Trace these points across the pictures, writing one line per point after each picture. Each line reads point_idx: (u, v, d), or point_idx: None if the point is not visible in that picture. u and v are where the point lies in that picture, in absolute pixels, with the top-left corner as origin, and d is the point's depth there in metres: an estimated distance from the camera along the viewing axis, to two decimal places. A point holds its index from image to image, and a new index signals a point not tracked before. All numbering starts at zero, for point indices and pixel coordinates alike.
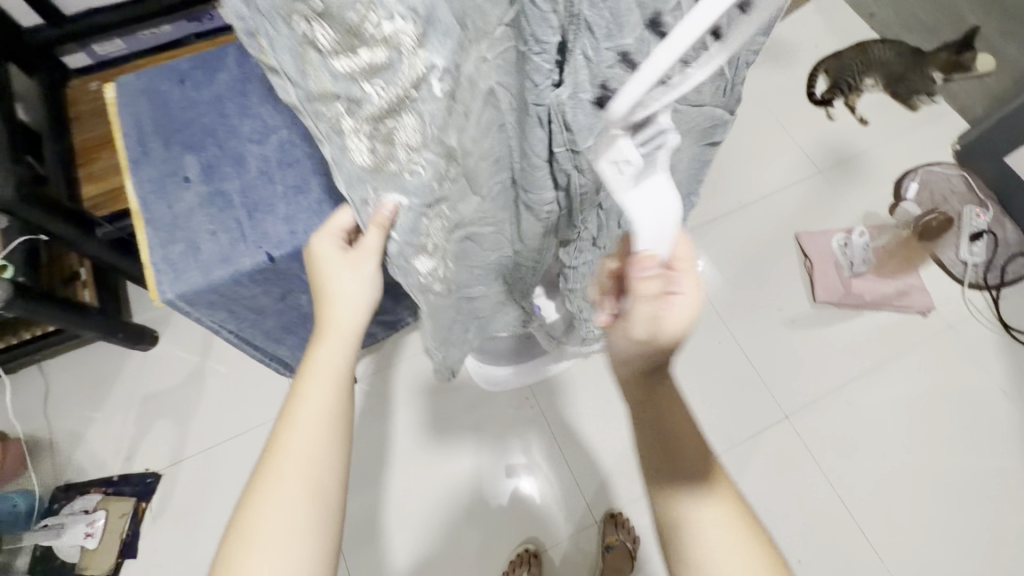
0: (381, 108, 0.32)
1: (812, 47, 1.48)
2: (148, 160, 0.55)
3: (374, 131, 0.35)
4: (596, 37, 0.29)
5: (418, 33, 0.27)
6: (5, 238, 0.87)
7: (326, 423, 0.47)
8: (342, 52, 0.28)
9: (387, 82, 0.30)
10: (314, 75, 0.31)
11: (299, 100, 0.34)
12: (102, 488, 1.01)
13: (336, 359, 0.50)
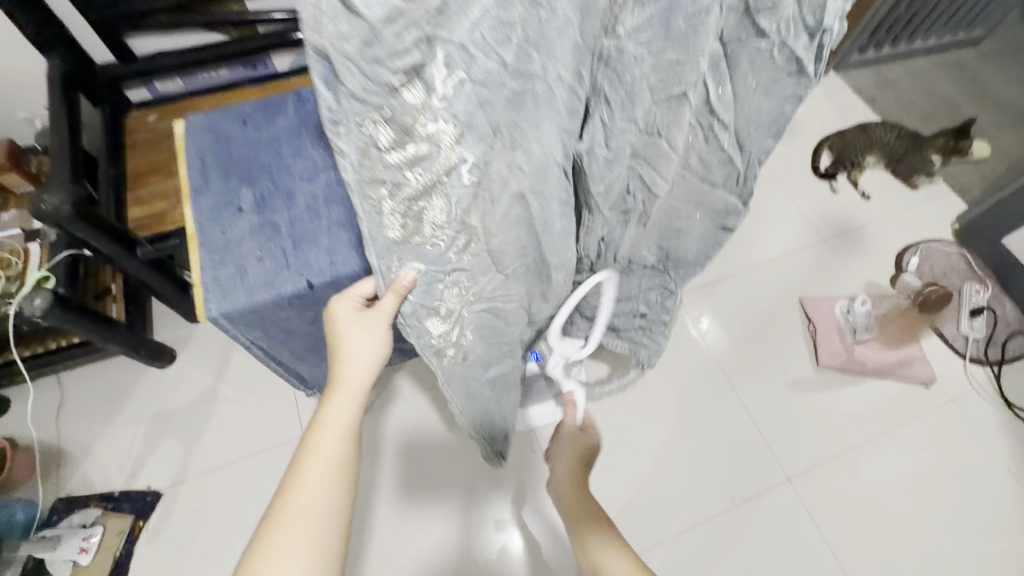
0: (416, 189, 0.40)
1: (817, 125, 1.58)
2: (208, 190, 0.61)
3: (407, 210, 0.41)
4: (612, 109, 0.44)
5: (457, 134, 0.37)
6: (50, 252, 0.92)
7: (334, 476, 0.49)
8: (395, 148, 0.36)
9: (425, 168, 0.38)
10: (370, 166, 0.37)
11: (352, 183, 0.38)
12: (101, 503, 1.01)
13: (346, 413, 0.52)
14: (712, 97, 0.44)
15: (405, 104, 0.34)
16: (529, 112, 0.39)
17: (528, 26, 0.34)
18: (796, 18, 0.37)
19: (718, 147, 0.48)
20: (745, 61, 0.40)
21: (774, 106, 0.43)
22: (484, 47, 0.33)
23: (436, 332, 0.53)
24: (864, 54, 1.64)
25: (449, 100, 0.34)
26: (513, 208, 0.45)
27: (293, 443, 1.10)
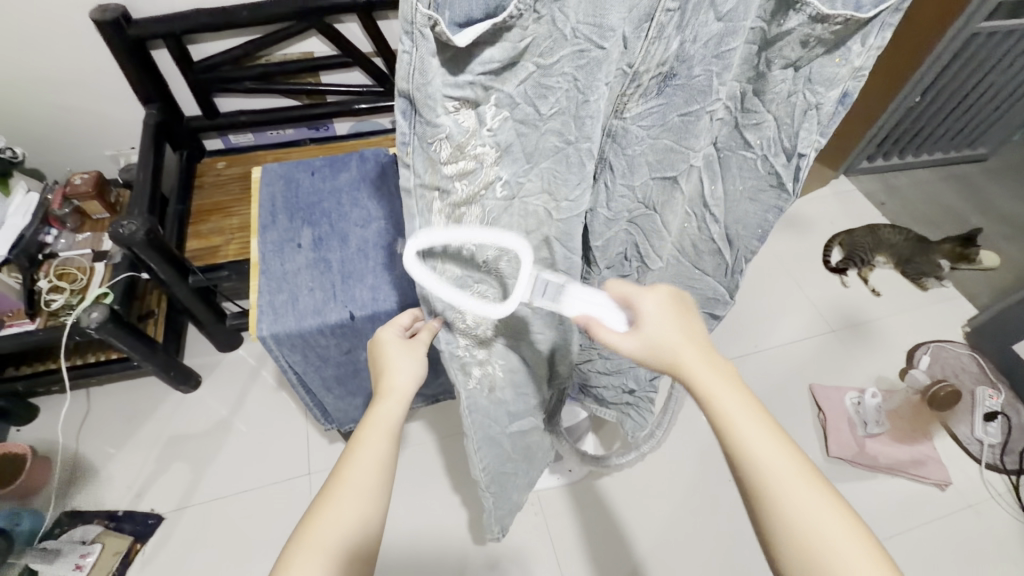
0: (463, 197, 0.39)
1: (828, 223, 1.66)
2: (274, 227, 0.69)
3: (450, 218, 0.40)
4: (615, 176, 0.44)
5: (497, 155, 0.38)
6: (113, 271, 1.01)
7: (372, 481, 0.50)
8: (454, 158, 0.36)
9: (471, 179, 0.38)
10: (429, 172, 0.35)
11: (410, 189, 0.36)
12: (105, 521, 1.02)
13: (389, 421, 0.53)
14: (705, 191, 0.48)
15: (460, 127, 0.34)
16: (564, 172, 0.40)
17: (567, 101, 0.36)
18: (776, 139, 0.41)
19: (710, 238, 0.51)
20: (731, 163, 0.44)
21: (759, 210, 0.47)
22: (525, 99, 0.35)
23: (464, 347, 0.56)
24: (872, 163, 1.76)
25: (496, 131, 0.36)
26: (540, 245, 0.48)
27: (298, 480, 1.10)
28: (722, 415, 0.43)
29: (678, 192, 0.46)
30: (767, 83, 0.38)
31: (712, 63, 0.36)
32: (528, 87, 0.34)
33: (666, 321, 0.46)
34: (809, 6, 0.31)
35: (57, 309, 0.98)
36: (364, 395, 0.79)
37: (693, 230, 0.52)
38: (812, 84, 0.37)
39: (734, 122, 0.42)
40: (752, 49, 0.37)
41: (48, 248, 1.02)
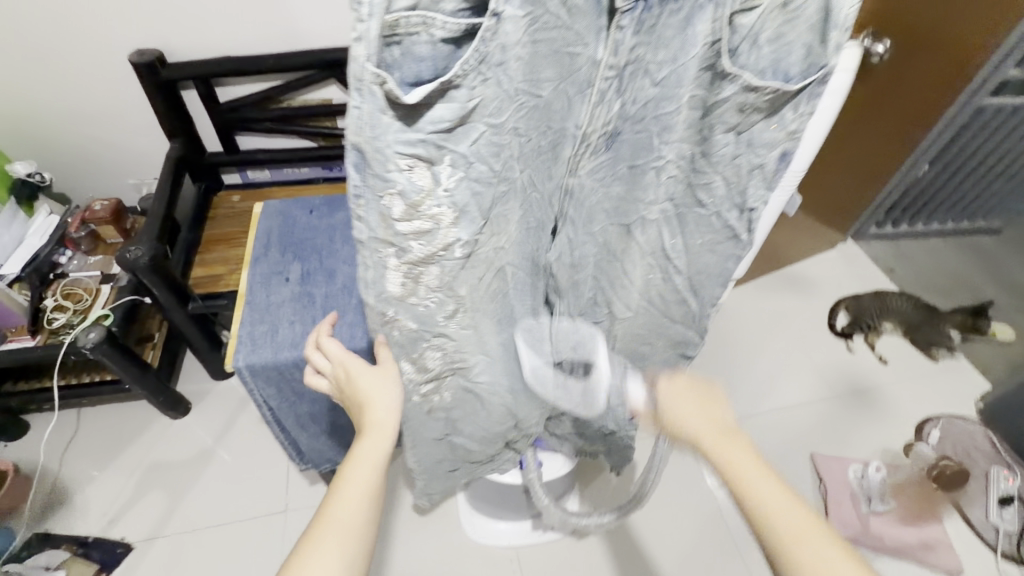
0: (419, 257, 0.39)
1: (834, 287, 1.65)
2: (266, 260, 0.71)
3: (407, 273, 0.41)
4: (576, 228, 0.48)
5: (454, 218, 0.38)
6: (117, 295, 1.04)
7: (356, 533, 0.41)
8: (406, 217, 0.36)
9: (427, 241, 0.38)
10: (381, 227, 0.36)
11: (363, 242, 0.37)
12: (74, 547, 1.01)
13: (375, 458, 0.45)
14: (666, 244, 0.47)
15: (415, 185, 0.34)
16: (516, 212, 0.42)
17: (515, 149, 0.38)
18: (729, 196, 0.42)
19: (674, 288, 0.50)
20: (687, 221, 0.45)
21: (721, 261, 0.47)
22: (480, 157, 0.36)
23: (414, 383, 0.52)
24: (881, 229, 1.76)
25: (451, 191, 0.36)
26: (495, 281, 0.47)
27: (273, 517, 1.07)
28: (729, 466, 0.46)
29: (634, 243, 0.47)
30: (713, 152, 0.40)
31: (650, 122, 0.39)
32: (482, 145, 0.35)
33: (680, 398, 0.53)
34: (739, 78, 0.34)
35: (57, 327, 1.00)
36: (339, 435, 0.78)
37: (657, 281, 0.50)
38: (754, 147, 0.39)
39: (688, 185, 0.43)
40: (694, 115, 0.38)
41: (59, 268, 1.07)
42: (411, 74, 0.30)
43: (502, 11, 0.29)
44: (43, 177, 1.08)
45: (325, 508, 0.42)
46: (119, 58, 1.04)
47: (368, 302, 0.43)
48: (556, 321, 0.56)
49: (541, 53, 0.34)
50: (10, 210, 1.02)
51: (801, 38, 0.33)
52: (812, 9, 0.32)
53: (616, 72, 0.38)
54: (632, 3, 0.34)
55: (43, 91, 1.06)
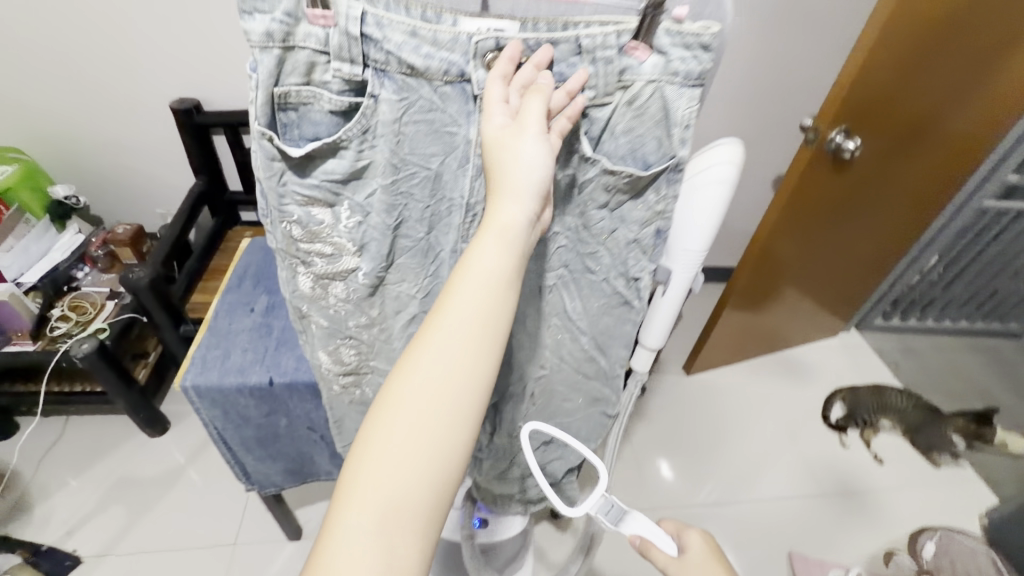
0: (325, 272, 0.50)
1: (833, 375, 1.59)
2: (238, 290, 0.77)
3: (317, 284, 0.51)
4: None
5: (356, 250, 0.49)
6: (118, 310, 1.14)
7: (464, 364, 0.36)
8: (307, 239, 0.48)
9: (330, 260, 0.49)
10: (283, 240, 0.49)
11: (275, 250, 0.50)
12: (27, 553, 1.03)
13: (493, 267, 0.37)
14: (570, 306, 0.54)
15: (314, 218, 0.47)
16: (418, 260, 0.51)
17: (411, 210, 0.47)
18: (615, 263, 0.50)
19: (582, 347, 0.57)
20: (582, 287, 0.53)
21: (617, 320, 0.55)
22: (377, 208, 0.46)
23: (333, 373, 0.59)
24: (887, 321, 1.71)
25: (350, 229, 0.48)
26: (409, 325, 0.54)
27: (223, 548, 1.07)
28: None
29: (541, 302, 0.53)
30: (593, 225, 0.48)
31: None
32: (375, 199, 0.46)
33: (710, 558, 0.53)
34: (600, 162, 0.44)
35: (56, 335, 1.09)
36: (285, 461, 0.81)
37: (567, 342, 0.57)
38: (627, 222, 0.48)
39: (578, 254, 0.51)
40: (573, 191, 0.46)
41: (74, 282, 1.18)
42: (310, 134, 0.43)
43: (377, 97, 0.41)
44: (76, 200, 1.20)
45: (426, 329, 0.37)
46: (162, 102, 1.18)
47: (287, 297, 0.54)
48: None
49: (421, 132, 0.43)
50: (41, 227, 1.16)
51: (650, 131, 0.43)
52: (655, 108, 0.42)
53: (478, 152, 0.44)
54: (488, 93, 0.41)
55: (94, 128, 1.21)
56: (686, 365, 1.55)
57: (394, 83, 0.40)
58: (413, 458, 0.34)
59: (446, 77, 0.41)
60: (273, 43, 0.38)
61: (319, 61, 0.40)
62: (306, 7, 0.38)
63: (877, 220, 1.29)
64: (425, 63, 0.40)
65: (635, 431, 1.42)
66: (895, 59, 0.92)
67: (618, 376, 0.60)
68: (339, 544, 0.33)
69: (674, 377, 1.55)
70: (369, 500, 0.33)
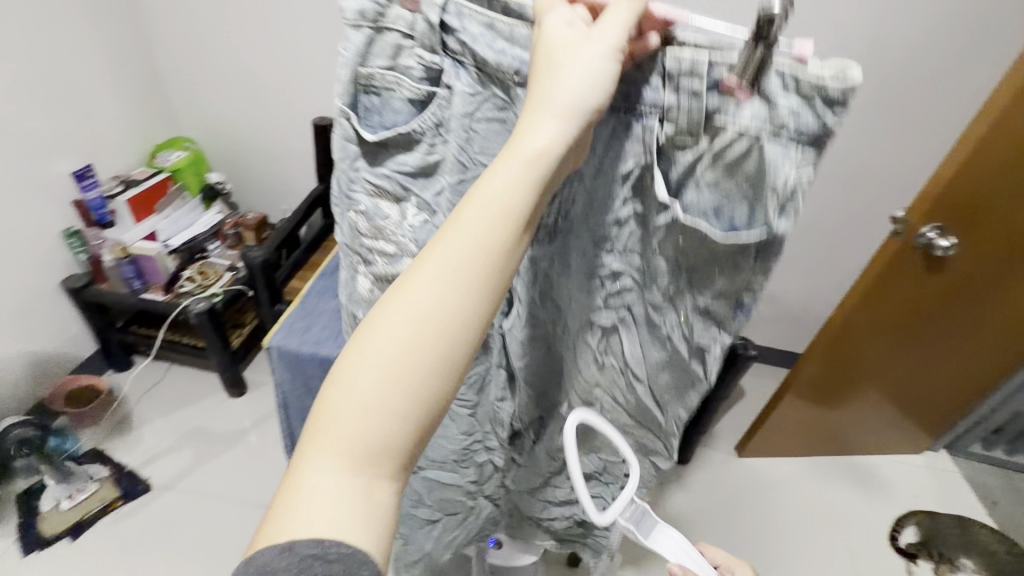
0: (385, 272, 0.60)
1: (911, 495, 1.43)
2: (330, 276, 0.89)
3: (377, 281, 0.61)
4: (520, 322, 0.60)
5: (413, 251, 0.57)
6: (233, 281, 1.33)
7: (450, 297, 0.36)
8: (371, 232, 0.58)
9: (388, 259, 0.58)
10: (349, 231, 0.60)
11: (342, 242, 0.62)
12: (114, 469, 1.21)
13: (491, 227, 0.37)
14: (630, 352, 0.58)
15: (380, 211, 0.57)
16: None
17: None
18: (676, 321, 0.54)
19: (637, 393, 0.62)
20: (642, 332, 0.57)
21: (677, 376, 0.59)
22: (441, 209, 0.55)
23: None
24: (988, 450, 1.51)
25: (415, 227, 0.56)
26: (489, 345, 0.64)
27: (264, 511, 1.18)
28: None
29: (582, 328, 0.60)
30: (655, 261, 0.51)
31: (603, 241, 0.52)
32: (442, 197, 0.55)
33: None
34: (676, 212, 0.45)
35: (182, 292, 1.30)
36: None
37: (621, 384, 0.62)
38: (702, 287, 0.50)
39: (643, 301, 0.55)
40: (640, 233, 0.51)
41: (204, 252, 1.39)
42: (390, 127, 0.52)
43: (452, 88, 0.49)
44: (222, 186, 1.44)
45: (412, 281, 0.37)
46: (306, 117, 1.41)
47: (345, 300, 0.67)
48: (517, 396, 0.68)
49: (492, 130, 0.50)
50: (193, 204, 1.40)
51: (742, 194, 0.43)
52: (755, 165, 0.42)
53: None
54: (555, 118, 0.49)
55: (250, 131, 1.46)
56: (738, 447, 1.47)
57: (467, 75, 0.48)
58: (383, 413, 0.35)
59: (518, 75, 0.46)
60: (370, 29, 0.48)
61: (402, 51, 0.49)
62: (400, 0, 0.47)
63: (972, 335, 1.19)
64: (497, 57, 0.46)
65: (670, 501, 1.37)
66: (993, 166, 0.89)
67: (671, 433, 0.66)
68: (307, 487, 0.35)
69: (723, 456, 1.47)
70: (342, 440, 0.35)
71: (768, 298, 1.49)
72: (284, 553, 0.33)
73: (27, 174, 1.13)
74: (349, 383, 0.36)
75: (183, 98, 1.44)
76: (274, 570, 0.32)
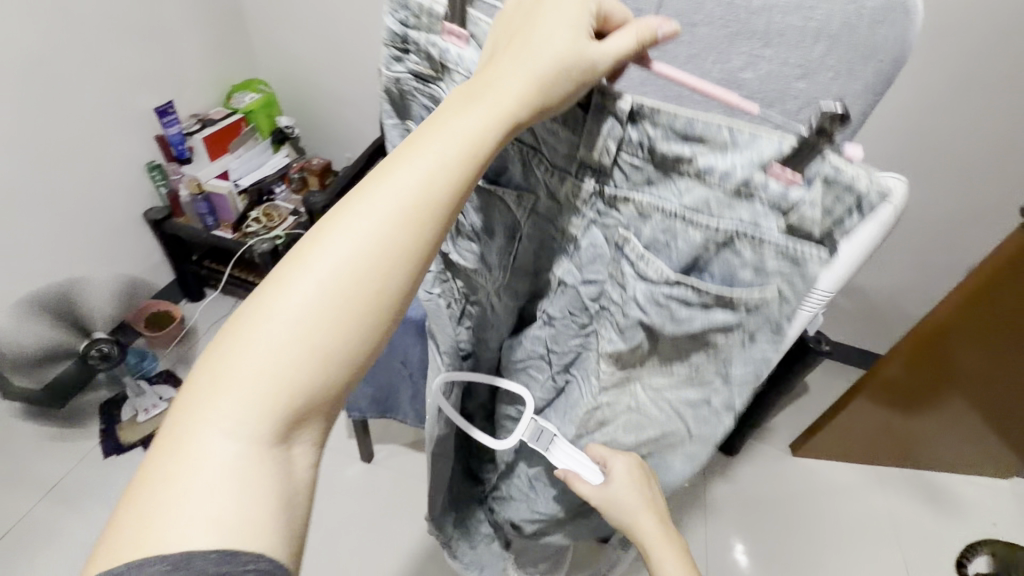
0: (641, 248, 0.43)
1: (989, 523, 1.28)
2: None
3: (653, 298, 0.44)
4: (575, 324, 0.53)
5: (686, 261, 0.43)
6: (295, 225, 1.36)
7: (356, 265, 0.35)
8: (692, 217, 0.40)
9: (661, 252, 0.43)
10: (671, 224, 0.41)
11: (653, 217, 0.42)
12: None
13: (427, 186, 0.36)
14: (544, 338, 0.58)
15: (713, 225, 0.40)
16: (620, 303, 0.47)
17: (679, 248, 0.42)
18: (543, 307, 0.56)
19: (546, 381, 0.62)
20: (546, 340, 0.57)
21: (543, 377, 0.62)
22: (689, 235, 0.41)
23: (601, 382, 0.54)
24: None
25: (693, 235, 0.41)
26: (582, 339, 0.54)
27: None
28: (637, 523, 0.64)
29: (631, 394, 0.56)
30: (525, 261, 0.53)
31: (587, 253, 0.48)
32: (695, 227, 0.41)
33: (633, 473, 0.62)
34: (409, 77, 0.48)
35: (249, 232, 1.34)
36: (375, 387, 0.93)
37: (541, 372, 0.62)
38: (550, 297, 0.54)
39: (569, 323, 0.54)
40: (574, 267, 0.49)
41: (271, 194, 1.43)
42: (650, 280, 0.43)
43: (765, 196, 0.38)
44: (292, 131, 1.46)
45: (344, 209, 0.37)
46: (375, 65, 1.39)
47: (595, 261, 0.48)
48: (546, 383, 0.62)
49: (730, 207, 0.39)
50: (263, 146, 1.45)
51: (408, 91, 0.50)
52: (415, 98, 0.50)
53: (670, 220, 0.41)
54: (732, 229, 0.40)
55: (322, 77, 1.47)
56: (794, 445, 1.38)
57: (767, 203, 0.38)
58: (310, 358, 0.35)
59: (782, 203, 0.37)
60: (796, 235, 0.39)
61: (719, 135, 0.37)
62: (772, 160, 0.36)
63: None
64: (780, 195, 0.37)
65: (711, 495, 1.31)
66: None
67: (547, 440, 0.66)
68: (204, 439, 0.34)
69: (776, 452, 1.39)
70: (242, 391, 0.34)
71: (850, 291, 1.36)
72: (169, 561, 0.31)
73: (118, 107, 1.20)
74: (254, 342, 0.35)
75: (260, 41, 1.46)
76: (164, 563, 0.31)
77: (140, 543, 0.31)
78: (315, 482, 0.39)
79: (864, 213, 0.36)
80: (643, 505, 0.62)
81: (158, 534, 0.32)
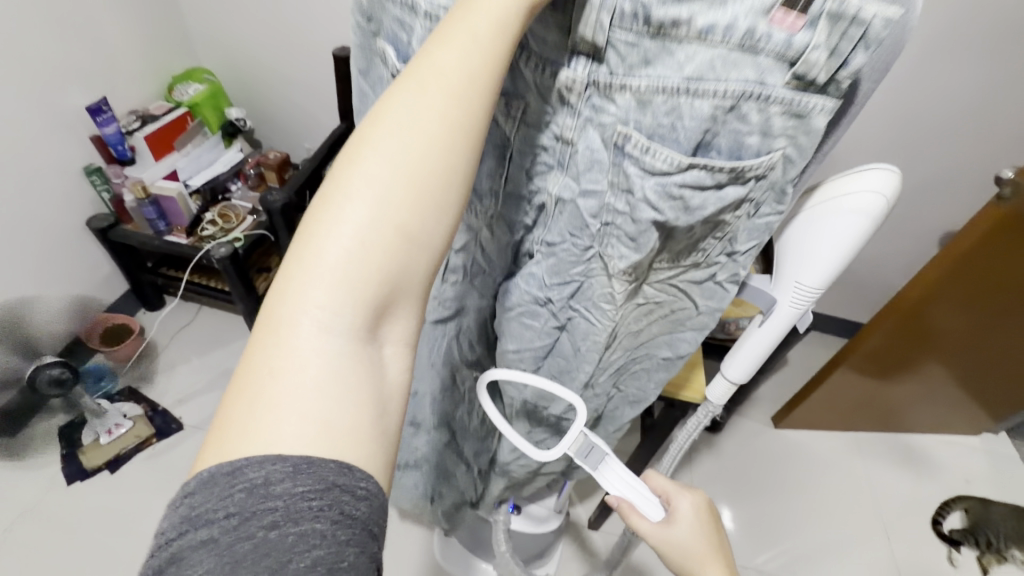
0: (645, 140, 0.40)
1: (960, 479, 1.33)
2: None
3: (663, 191, 0.42)
4: (578, 252, 0.50)
5: (693, 145, 0.40)
6: (254, 226, 1.29)
7: (417, 154, 0.30)
8: (696, 92, 0.37)
9: (670, 144, 0.40)
10: (671, 104, 0.38)
11: (655, 103, 0.39)
12: (147, 409, 1.26)
13: (474, 72, 0.31)
14: (545, 278, 0.54)
15: (720, 96, 0.37)
16: (626, 211, 0.45)
17: (687, 132, 0.39)
18: (540, 239, 0.52)
19: (544, 327, 0.59)
20: (542, 277, 0.54)
21: (538, 333, 0.60)
22: (693, 114, 0.38)
23: (614, 297, 0.53)
24: None
25: (694, 114, 0.38)
26: (587, 263, 0.51)
27: None
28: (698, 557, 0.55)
29: (640, 295, 0.55)
30: (521, 183, 0.48)
31: (586, 166, 0.44)
32: (703, 101, 0.38)
33: (701, 508, 0.59)
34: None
35: (204, 235, 1.26)
36: None
37: (536, 314, 0.58)
38: (548, 229, 0.50)
39: (569, 249, 0.50)
40: (571, 183, 0.46)
41: (226, 193, 1.35)
42: (661, 168, 0.40)
43: (770, 51, 0.36)
44: (243, 123, 1.38)
45: (391, 97, 0.31)
46: (327, 52, 1.30)
47: (592, 170, 0.44)
48: (546, 332, 0.60)
49: (735, 68, 0.37)
50: (214, 140, 1.35)
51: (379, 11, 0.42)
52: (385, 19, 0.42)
53: (672, 97, 0.38)
54: (735, 96, 0.37)
55: (271, 66, 1.37)
56: (776, 418, 1.40)
57: (767, 60, 0.36)
58: (386, 251, 0.30)
59: (778, 56, 0.36)
60: (803, 84, 0.37)
61: None
62: (774, 6, 0.34)
63: None
64: (786, 46, 0.35)
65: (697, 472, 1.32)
66: None
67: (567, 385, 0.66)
68: (295, 337, 0.29)
69: (757, 425, 1.41)
70: (305, 295, 0.30)
71: None
72: (231, 473, 0.27)
73: (45, 110, 1.09)
74: (322, 243, 0.30)
75: (199, 27, 1.34)
76: (245, 478, 0.27)
77: (242, 442, 0.28)
78: (409, 389, 0.34)
79: (869, 46, 0.35)
80: (706, 546, 0.56)
81: (259, 433, 0.28)
